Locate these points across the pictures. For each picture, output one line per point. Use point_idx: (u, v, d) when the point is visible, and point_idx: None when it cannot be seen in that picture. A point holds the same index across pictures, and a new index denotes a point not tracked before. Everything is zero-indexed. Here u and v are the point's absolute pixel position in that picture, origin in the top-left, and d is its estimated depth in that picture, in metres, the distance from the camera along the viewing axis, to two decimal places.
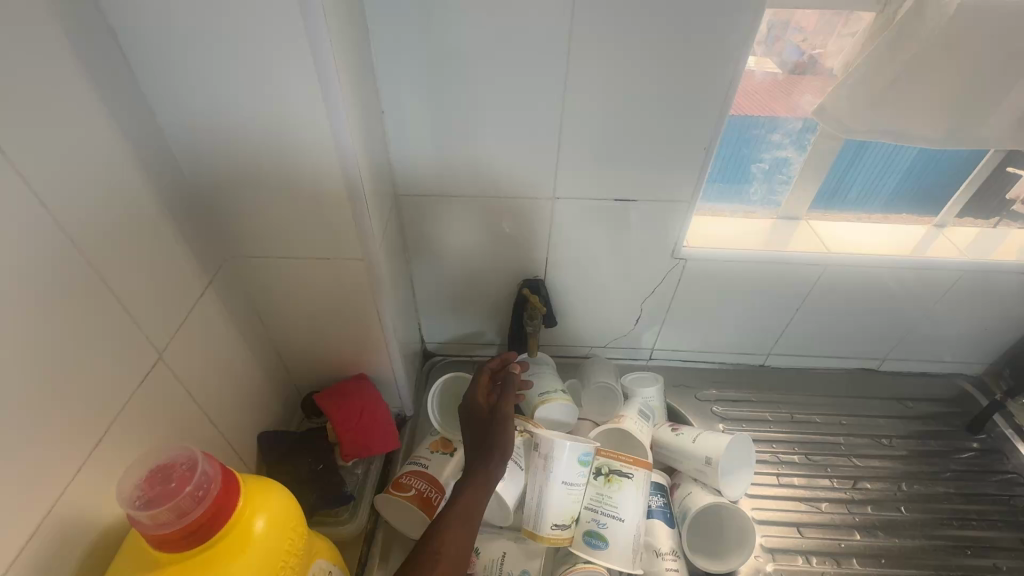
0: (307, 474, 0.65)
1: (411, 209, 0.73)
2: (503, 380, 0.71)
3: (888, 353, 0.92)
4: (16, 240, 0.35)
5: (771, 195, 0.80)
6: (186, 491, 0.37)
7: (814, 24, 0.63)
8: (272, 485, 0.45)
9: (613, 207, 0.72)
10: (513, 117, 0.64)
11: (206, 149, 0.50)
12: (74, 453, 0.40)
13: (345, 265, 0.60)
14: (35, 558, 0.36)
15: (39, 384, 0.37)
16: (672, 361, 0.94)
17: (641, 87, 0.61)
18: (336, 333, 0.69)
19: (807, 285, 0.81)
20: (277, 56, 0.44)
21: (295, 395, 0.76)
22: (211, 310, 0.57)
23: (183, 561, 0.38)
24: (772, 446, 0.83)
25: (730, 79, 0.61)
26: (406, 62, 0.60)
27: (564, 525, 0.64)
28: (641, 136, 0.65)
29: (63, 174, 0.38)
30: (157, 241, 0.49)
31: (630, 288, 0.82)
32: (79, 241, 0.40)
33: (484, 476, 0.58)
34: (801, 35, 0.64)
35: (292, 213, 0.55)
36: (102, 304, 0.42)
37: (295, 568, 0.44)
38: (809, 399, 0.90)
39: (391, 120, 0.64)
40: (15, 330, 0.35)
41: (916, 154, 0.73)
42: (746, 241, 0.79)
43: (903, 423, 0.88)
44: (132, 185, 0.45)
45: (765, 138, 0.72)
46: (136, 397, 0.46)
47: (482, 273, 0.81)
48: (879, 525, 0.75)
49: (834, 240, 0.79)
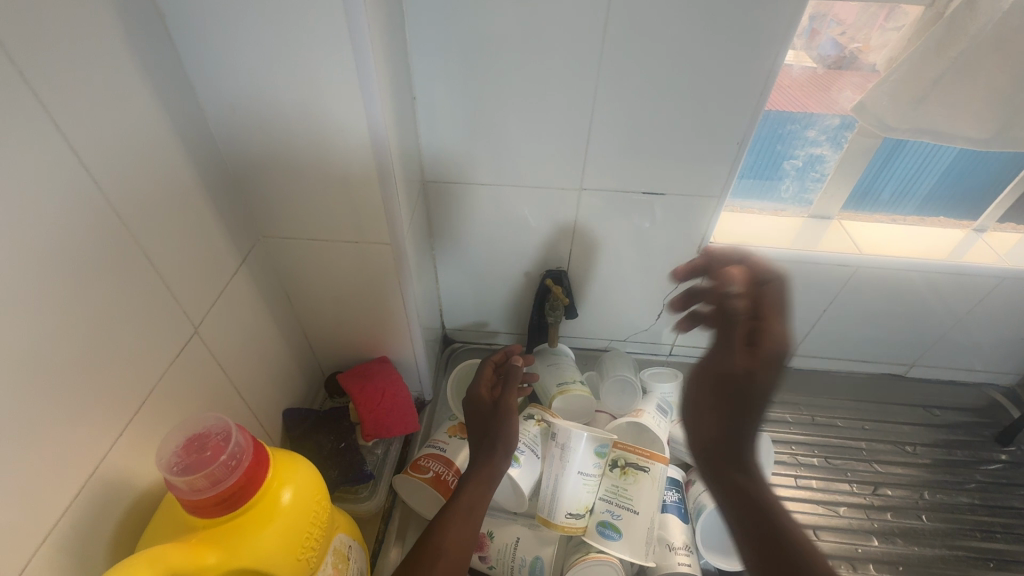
0: (330, 451, 0.67)
1: (438, 196, 0.73)
2: (507, 370, 0.72)
3: (916, 359, 0.90)
4: (69, 215, 0.37)
5: (803, 192, 0.78)
6: (221, 460, 0.39)
7: (853, 17, 0.61)
8: (298, 459, 0.46)
9: (640, 201, 0.72)
10: (544, 106, 0.64)
11: (244, 129, 0.51)
12: (115, 418, 0.42)
13: (372, 249, 0.61)
14: (81, 513, 0.39)
15: (88, 352, 0.39)
16: (692, 358, 0.93)
17: (674, 80, 0.60)
18: (361, 316, 0.70)
19: (836, 286, 0.79)
20: (315, 40, 0.45)
21: (319, 374, 0.78)
22: (243, 288, 0.58)
23: (215, 526, 0.39)
24: (791, 447, 0.82)
25: (768, 72, 0.59)
26: (438, 49, 0.60)
27: (577, 514, 0.65)
28: (672, 129, 0.65)
29: (112, 153, 0.40)
30: (195, 218, 0.50)
31: (652, 282, 0.82)
32: (125, 218, 0.42)
33: (490, 471, 0.59)
34: (840, 27, 0.62)
35: (323, 195, 0.56)
36: (145, 278, 0.44)
37: (318, 539, 0.46)
38: (832, 403, 0.89)
39: (422, 107, 0.65)
40: (68, 300, 0.37)
41: (956, 154, 0.71)
42: (774, 239, 0.78)
43: (928, 431, 0.87)
44: (175, 165, 0.47)
45: (800, 134, 0.70)
46: (174, 370, 0.48)
47: (505, 261, 0.81)
48: (899, 532, 0.74)
49: (866, 241, 0.78)
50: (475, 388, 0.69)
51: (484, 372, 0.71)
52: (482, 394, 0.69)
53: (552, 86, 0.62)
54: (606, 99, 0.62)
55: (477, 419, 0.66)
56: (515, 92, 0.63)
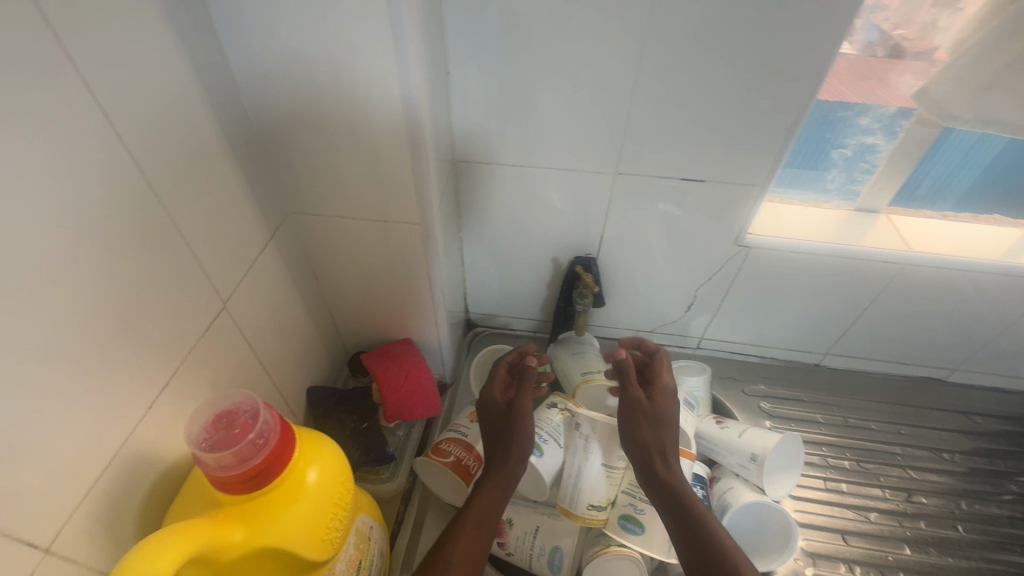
0: (352, 432, 0.67)
1: (468, 176, 0.71)
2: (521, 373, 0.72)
3: (959, 364, 0.86)
4: (100, 183, 0.36)
5: (851, 183, 0.73)
6: (248, 438, 0.38)
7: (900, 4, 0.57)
8: (323, 439, 0.46)
9: (678, 187, 0.69)
10: (583, 85, 0.61)
11: (276, 102, 0.50)
12: (145, 390, 0.41)
13: (401, 229, 0.60)
14: (111, 484, 0.39)
15: (118, 323, 0.38)
16: (721, 352, 0.90)
17: (724, 61, 0.57)
18: (386, 296, 0.69)
19: (879, 285, 0.76)
20: (351, 8, 0.43)
21: (342, 354, 0.78)
22: (271, 265, 0.58)
23: (240, 504, 0.39)
24: (822, 449, 0.79)
25: (827, 54, 0.55)
26: (475, 21, 0.57)
27: (599, 506, 0.64)
28: (717, 113, 0.61)
29: (144, 120, 0.39)
30: (226, 192, 0.49)
31: (684, 273, 0.79)
32: (156, 188, 0.41)
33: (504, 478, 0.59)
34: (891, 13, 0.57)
35: (353, 172, 0.55)
36: (175, 251, 0.43)
37: (342, 520, 0.46)
38: (866, 405, 0.85)
39: (456, 83, 0.62)
40: (98, 270, 0.36)
41: (1003, 147, 0.66)
42: (818, 231, 0.74)
43: (967, 438, 0.83)
44: (206, 136, 0.46)
45: (852, 122, 0.66)
46: (203, 344, 0.47)
47: (533, 246, 0.79)
48: (932, 541, 0.71)
49: (915, 237, 0.74)
50: (488, 391, 0.69)
51: (498, 374, 0.71)
52: (495, 397, 0.69)
53: (592, 63, 0.59)
54: (649, 78, 0.59)
55: (490, 421, 0.66)
56: (553, 70, 0.60)
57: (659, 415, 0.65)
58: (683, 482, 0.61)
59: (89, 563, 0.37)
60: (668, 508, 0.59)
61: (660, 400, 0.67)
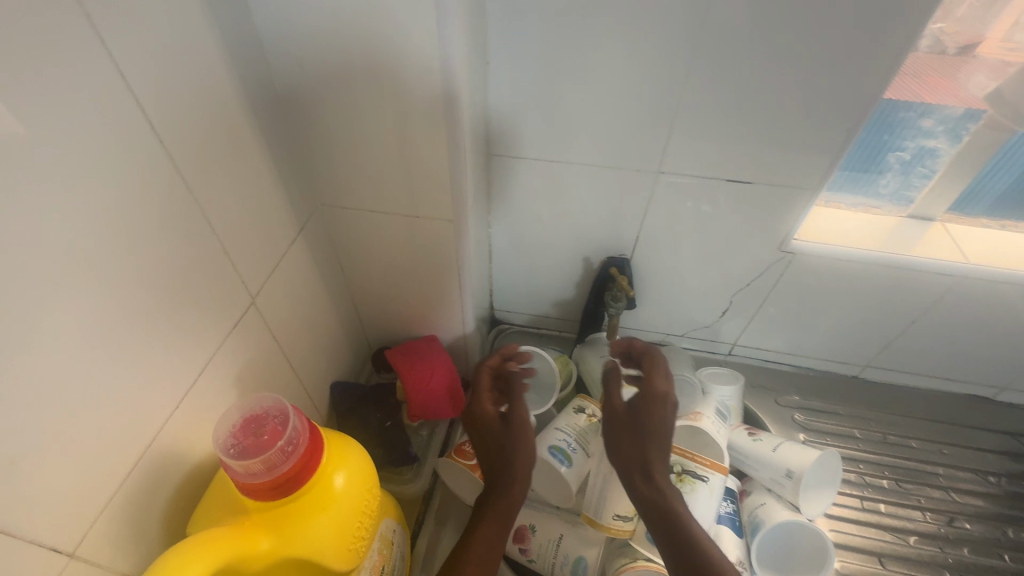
0: (376, 429, 0.66)
1: (501, 171, 0.69)
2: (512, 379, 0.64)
3: (1010, 383, 0.81)
4: (131, 174, 0.34)
5: (905, 189, 0.69)
6: (277, 445, 0.37)
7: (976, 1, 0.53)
8: (351, 443, 0.44)
9: (722, 189, 0.65)
10: (629, 78, 0.58)
11: (311, 89, 0.48)
12: (173, 387, 0.40)
13: (432, 225, 0.58)
14: (138, 484, 0.38)
15: (148, 319, 0.37)
16: (754, 360, 0.87)
17: (783, 55, 0.53)
18: (413, 292, 0.67)
19: (932, 298, 0.71)
20: None
21: (366, 348, 0.76)
22: (299, 258, 0.56)
23: (266, 511, 0.37)
24: (859, 466, 0.76)
25: (898, 49, 0.51)
26: (518, 8, 0.54)
27: (626, 517, 0.61)
28: (769, 111, 0.58)
29: (178, 108, 0.37)
30: (257, 182, 0.47)
31: (721, 278, 0.76)
32: (188, 180, 0.39)
33: (507, 503, 0.56)
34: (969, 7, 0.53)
35: (386, 164, 0.53)
36: (206, 244, 0.42)
37: (368, 527, 0.44)
38: (907, 421, 0.81)
39: (494, 72, 0.60)
40: (128, 265, 0.35)
41: None
42: (869, 238, 0.70)
43: (1016, 462, 0.78)
44: (239, 124, 0.44)
45: (913, 123, 0.61)
46: (231, 341, 0.46)
47: (565, 245, 0.76)
48: (975, 570, 0.68)
49: (975, 248, 0.69)
50: (479, 404, 0.61)
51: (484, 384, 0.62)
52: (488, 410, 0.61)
53: (639, 55, 0.56)
54: (699, 72, 0.56)
55: (487, 440, 0.60)
56: (598, 61, 0.57)
57: (642, 428, 0.60)
58: (675, 499, 0.57)
59: (113, 566, 0.36)
60: (658, 528, 0.55)
61: (643, 410, 0.60)
